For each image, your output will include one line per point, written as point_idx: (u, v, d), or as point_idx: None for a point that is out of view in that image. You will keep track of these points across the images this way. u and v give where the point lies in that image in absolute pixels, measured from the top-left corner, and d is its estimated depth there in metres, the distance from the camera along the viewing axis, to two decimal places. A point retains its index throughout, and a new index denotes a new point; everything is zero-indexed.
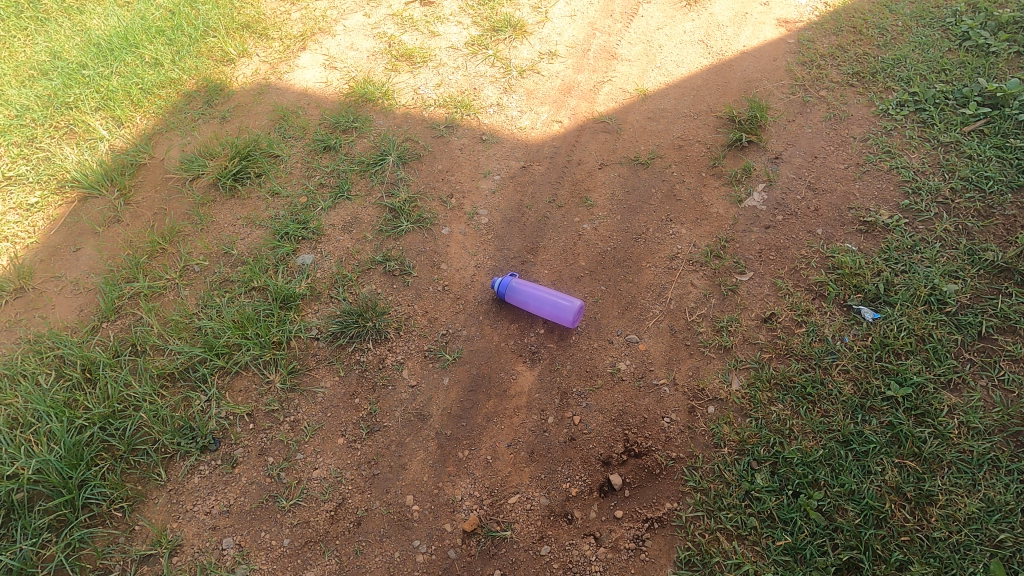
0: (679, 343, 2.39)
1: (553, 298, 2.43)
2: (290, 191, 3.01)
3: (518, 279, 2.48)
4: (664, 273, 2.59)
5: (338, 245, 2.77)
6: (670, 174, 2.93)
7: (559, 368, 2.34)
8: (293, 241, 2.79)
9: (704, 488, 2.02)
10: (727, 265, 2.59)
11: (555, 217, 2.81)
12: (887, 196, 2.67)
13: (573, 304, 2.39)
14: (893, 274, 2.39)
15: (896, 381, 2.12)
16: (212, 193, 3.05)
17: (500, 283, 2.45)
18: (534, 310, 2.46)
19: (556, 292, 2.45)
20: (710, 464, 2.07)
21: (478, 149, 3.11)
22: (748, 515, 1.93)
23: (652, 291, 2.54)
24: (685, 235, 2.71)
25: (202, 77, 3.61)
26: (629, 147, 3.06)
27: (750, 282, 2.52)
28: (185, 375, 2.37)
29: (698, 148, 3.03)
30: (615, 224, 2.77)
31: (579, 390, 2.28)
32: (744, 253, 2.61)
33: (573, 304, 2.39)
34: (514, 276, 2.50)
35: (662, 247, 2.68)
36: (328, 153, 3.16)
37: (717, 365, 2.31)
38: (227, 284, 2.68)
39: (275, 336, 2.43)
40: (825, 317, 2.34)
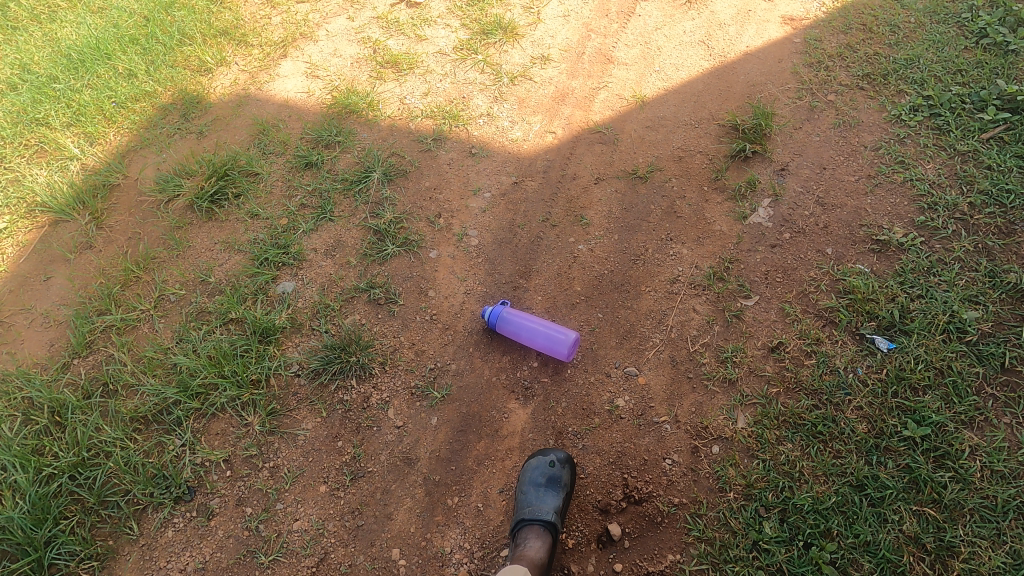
0: (681, 376, 2.26)
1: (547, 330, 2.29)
2: (270, 213, 2.86)
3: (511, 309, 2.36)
4: (663, 299, 2.45)
5: (320, 271, 2.63)
6: (670, 189, 2.77)
7: (553, 405, 2.21)
8: (272, 268, 2.65)
9: (709, 538, 1.90)
10: (731, 289, 2.45)
11: (549, 238, 2.66)
12: (901, 211, 2.50)
13: (570, 335, 2.25)
14: (908, 298, 2.23)
15: (914, 420, 1.98)
16: (188, 216, 2.90)
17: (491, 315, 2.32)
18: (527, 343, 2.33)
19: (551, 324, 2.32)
20: (715, 511, 1.95)
21: (467, 163, 2.95)
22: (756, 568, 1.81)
23: (653, 318, 2.40)
24: (686, 256, 2.56)
25: (177, 89, 3.44)
26: (627, 159, 2.90)
27: (756, 308, 2.39)
28: (159, 417, 2.25)
29: (700, 159, 2.87)
30: (613, 244, 2.62)
31: (575, 429, 2.15)
32: (749, 276, 2.47)
33: (569, 336, 2.25)
34: (507, 307, 2.37)
35: (662, 269, 2.53)
36: (310, 170, 3.00)
37: (721, 401, 2.18)
38: (204, 315, 2.54)
39: (253, 374, 2.29)
40: (836, 347, 2.20)
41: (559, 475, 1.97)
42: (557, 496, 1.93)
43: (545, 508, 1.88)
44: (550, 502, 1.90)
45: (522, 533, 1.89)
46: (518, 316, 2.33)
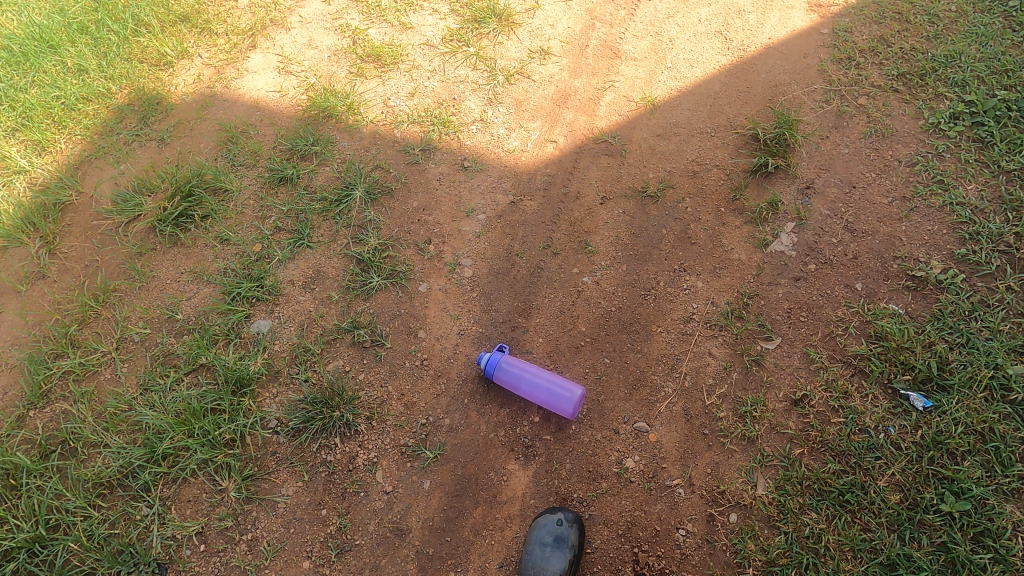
0: (695, 432, 2.07)
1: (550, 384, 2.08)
2: (241, 237, 2.58)
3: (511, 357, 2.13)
4: (676, 341, 2.23)
5: (299, 307, 2.39)
6: (683, 210, 2.51)
7: (557, 467, 2.02)
8: (245, 304, 2.40)
9: None
10: (750, 330, 2.23)
11: (551, 268, 2.42)
12: (939, 241, 2.27)
13: (576, 392, 2.04)
14: (947, 348, 2.03)
15: (952, 491, 1.81)
16: (151, 240, 2.62)
17: (489, 365, 2.10)
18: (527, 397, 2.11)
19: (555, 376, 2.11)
20: None
21: (459, 179, 2.67)
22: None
23: (664, 364, 2.19)
24: (702, 290, 2.33)
25: (134, 87, 3.08)
26: (635, 175, 2.62)
27: (778, 352, 2.18)
28: (125, 482, 2.05)
29: (716, 175, 2.59)
30: (621, 276, 2.38)
31: (581, 495, 1.97)
32: (770, 314, 2.25)
33: (575, 393, 2.04)
34: (506, 354, 2.15)
35: (675, 306, 2.30)
36: (285, 186, 2.70)
37: (739, 462, 2.01)
38: (171, 360, 2.31)
39: (226, 433, 2.09)
40: (867, 402, 2.01)
41: (568, 534, 1.84)
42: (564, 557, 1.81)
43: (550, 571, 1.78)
44: (556, 564, 1.79)
45: None
46: (519, 366, 2.12)
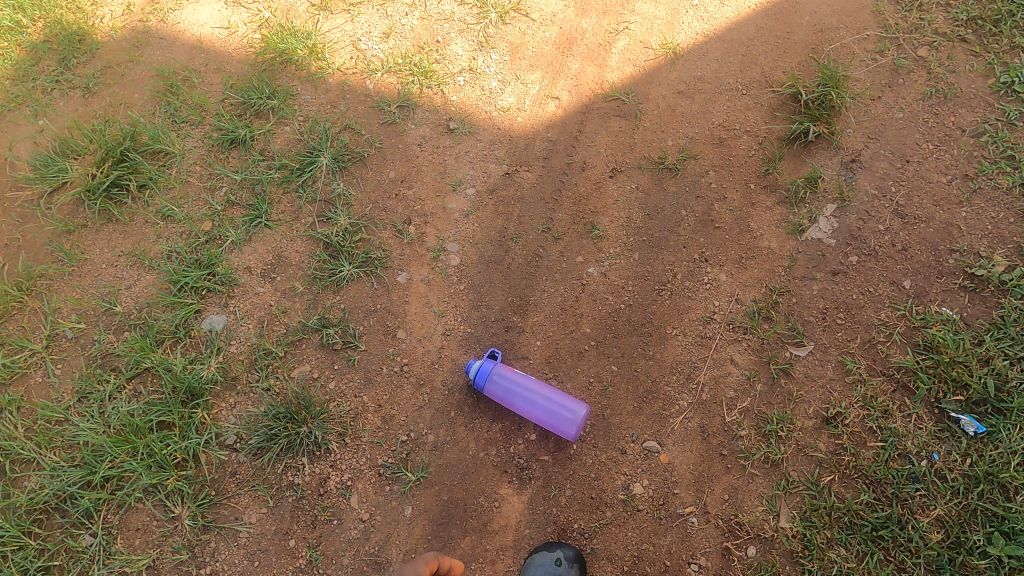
0: (712, 452, 1.83)
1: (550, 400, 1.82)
2: (187, 213, 2.19)
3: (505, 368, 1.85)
4: (694, 346, 1.94)
5: (257, 300, 2.05)
6: (706, 187, 2.15)
7: (556, 493, 1.79)
8: (194, 295, 2.06)
9: None
10: (779, 333, 1.94)
11: (550, 256, 2.08)
12: (1004, 232, 1.95)
13: (580, 410, 1.79)
14: (1007, 363, 1.76)
15: (1001, 531, 1.61)
16: (79, 214, 2.21)
17: (480, 376, 1.81)
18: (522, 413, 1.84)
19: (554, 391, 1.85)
20: None
21: (443, 144, 2.26)
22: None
23: (680, 373, 1.91)
24: (724, 285, 2.01)
25: (49, 19, 2.54)
26: (652, 141, 2.22)
27: (809, 361, 1.90)
28: (63, 507, 1.80)
29: (747, 143, 2.20)
30: (631, 267, 2.05)
31: (582, 526, 1.76)
32: (803, 316, 1.96)
33: (579, 412, 1.78)
34: (499, 364, 1.86)
35: (693, 304, 2.00)
36: (237, 149, 2.28)
37: (760, 488, 1.78)
38: (110, 362, 1.99)
39: (177, 452, 1.82)
40: (909, 424, 1.76)
41: None
42: None
43: None
44: None
45: None
46: (514, 379, 1.84)
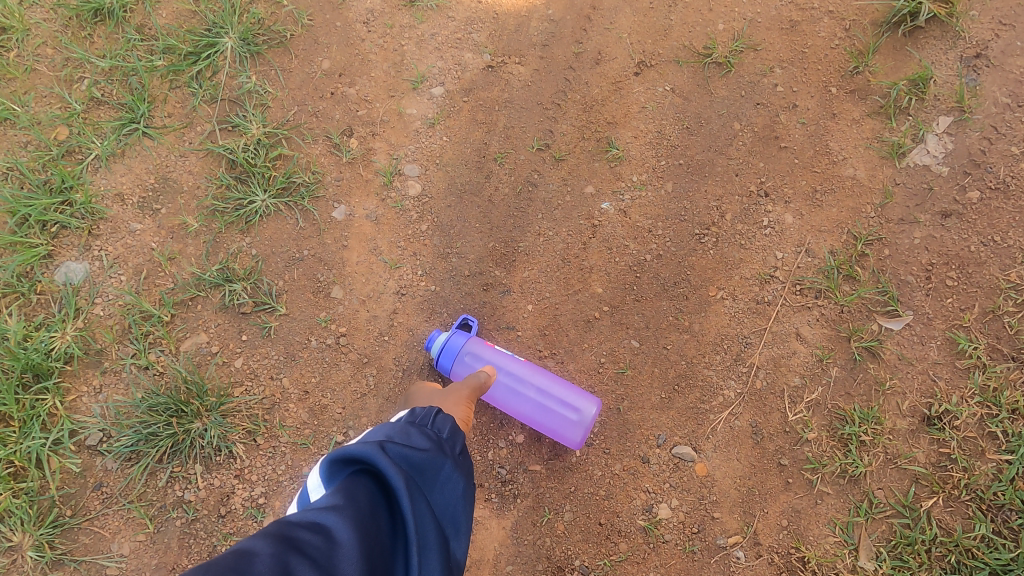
0: (768, 463, 1.32)
1: (546, 392, 1.30)
2: (32, 114, 1.53)
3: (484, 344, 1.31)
4: (746, 315, 1.40)
5: (133, 242, 1.44)
6: (770, 90, 1.52)
7: (550, 518, 1.30)
8: (43, 233, 1.44)
9: None
10: (865, 298, 1.40)
11: (549, 187, 1.48)
12: None
13: (588, 408, 1.27)
14: None
15: None
16: None
17: (447, 357, 1.26)
18: (505, 409, 1.32)
19: (552, 379, 1.33)
20: None
21: (399, 22, 1.58)
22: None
23: (725, 353, 1.38)
24: (791, 231, 1.44)
25: None
26: (696, 24, 1.57)
27: (905, 338, 1.37)
28: None
29: (829, 27, 1.55)
30: (662, 203, 1.47)
31: (586, 563, 1.27)
32: (898, 275, 1.41)
33: (586, 411, 1.26)
34: (475, 339, 1.32)
35: (746, 256, 1.43)
36: (102, 23, 1.58)
37: (832, 512, 1.29)
38: None
39: (13, 459, 1.28)
40: None
41: None
42: None
43: None
44: None
45: None
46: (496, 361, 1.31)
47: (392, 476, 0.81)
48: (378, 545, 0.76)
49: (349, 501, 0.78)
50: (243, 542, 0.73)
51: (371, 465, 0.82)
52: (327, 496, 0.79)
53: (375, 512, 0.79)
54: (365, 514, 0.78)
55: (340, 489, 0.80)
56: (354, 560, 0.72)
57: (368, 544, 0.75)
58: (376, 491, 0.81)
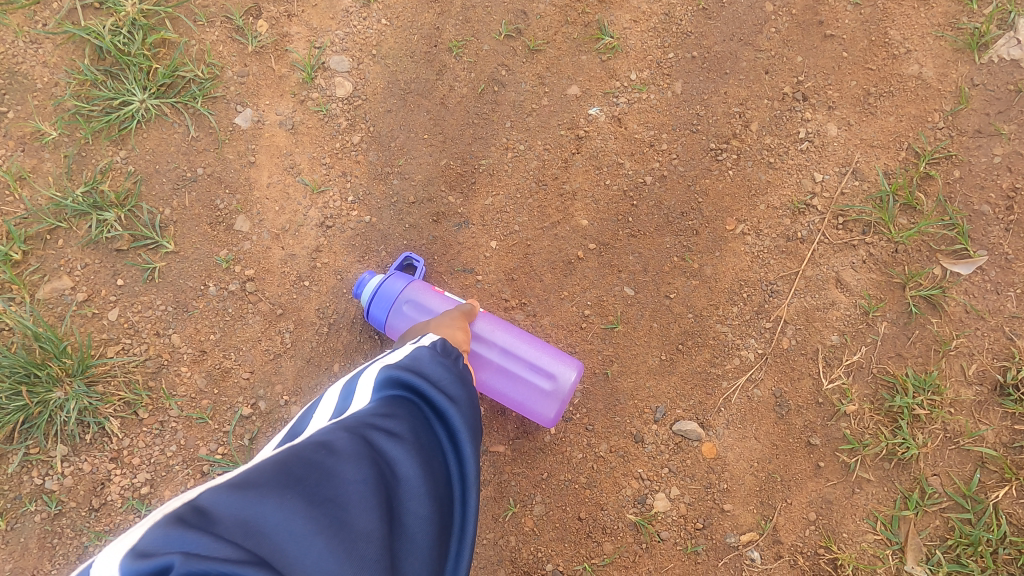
0: (794, 441, 1.03)
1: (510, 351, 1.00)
2: None
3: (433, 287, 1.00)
4: (772, 256, 1.08)
5: None
6: None
7: (516, 512, 1.02)
8: None
9: None
10: (927, 233, 1.08)
11: (520, 87, 1.13)
12: None
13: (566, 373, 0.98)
14: None
15: None
16: None
17: (381, 308, 0.96)
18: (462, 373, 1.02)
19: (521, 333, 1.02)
20: None
21: None
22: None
23: (744, 304, 1.07)
24: (834, 146, 1.11)
25: None
26: None
27: (976, 284, 1.06)
28: None
29: None
30: (667, 109, 1.12)
31: (560, 567, 1.01)
32: (971, 202, 1.08)
33: (564, 379, 0.97)
34: (417, 284, 0.99)
35: (775, 179, 1.10)
36: None
37: (872, 504, 1.02)
38: None
39: None
40: None
41: None
42: None
43: None
44: None
45: None
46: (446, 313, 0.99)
47: (455, 415, 0.70)
48: (443, 482, 0.66)
49: (412, 429, 0.67)
50: (298, 463, 0.61)
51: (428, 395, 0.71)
52: (383, 417, 0.67)
53: (436, 446, 0.68)
54: (428, 445, 0.67)
55: (398, 412, 0.68)
56: (423, 498, 0.62)
57: (434, 481, 0.65)
58: (436, 422, 0.70)
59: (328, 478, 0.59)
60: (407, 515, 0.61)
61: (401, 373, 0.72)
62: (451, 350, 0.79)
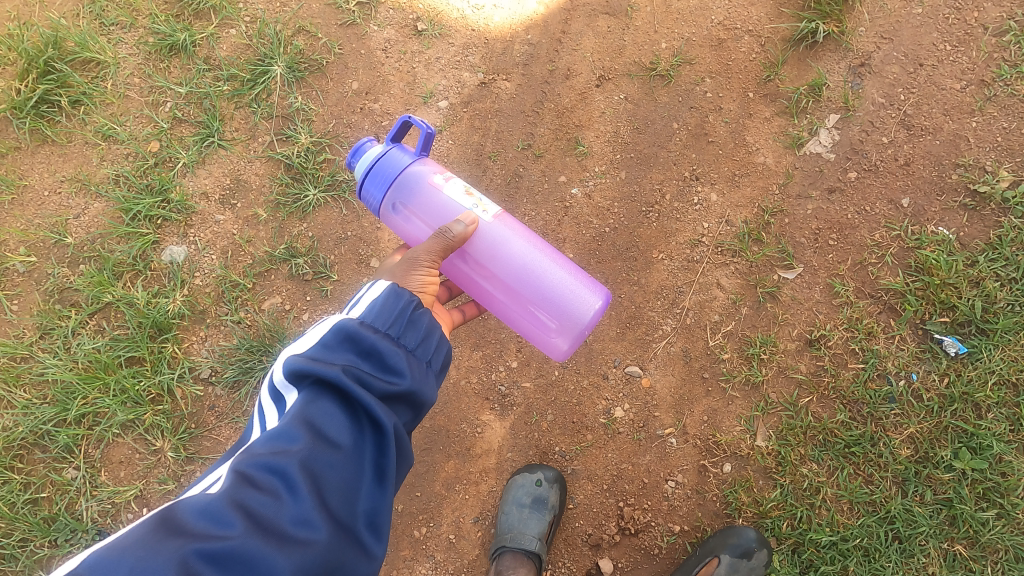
0: (694, 375, 1.82)
1: (535, 294, 1.37)
2: (131, 131, 1.97)
3: (415, 173, 1.33)
4: (680, 271, 1.88)
5: (217, 229, 1.92)
6: (702, 95, 1.96)
7: (537, 419, 1.81)
8: (151, 224, 1.92)
9: (710, 562, 1.68)
10: (769, 255, 1.87)
11: (532, 177, 1.95)
12: (1013, 144, 1.81)
13: (576, 313, 1.34)
14: (999, 283, 1.72)
15: (969, 447, 1.66)
16: (9, 134, 1.98)
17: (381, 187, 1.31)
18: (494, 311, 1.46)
19: (545, 277, 1.38)
20: (717, 532, 1.71)
21: (412, 50, 2.01)
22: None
23: (664, 298, 1.86)
24: (715, 205, 1.90)
25: None
26: (644, 43, 1.99)
27: (797, 283, 1.85)
28: (41, 444, 1.79)
29: (747, 45, 1.98)
30: (618, 187, 1.93)
31: (563, 449, 1.79)
32: (794, 236, 1.87)
33: (571, 319, 1.35)
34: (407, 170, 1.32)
35: (681, 226, 1.90)
36: (179, 58, 2.01)
37: (739, 408, 1.80)
38: (69, 295, 1.89)
39: (151, 388, 1.79)
40: (891, 345, 1.76)
41: (547, 496, 1.71)
42: (543, 519, 1.69)
43: (530, 536, 1.66)
44: (535, 527, 1.68)
45: (501, 560, 1.67)
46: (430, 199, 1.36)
47: (369, 408, 1.02)
48: (333, 484, 1.00)
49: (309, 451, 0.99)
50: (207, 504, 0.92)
51: (330, 411, 1.02)
52: (290, 445, 0.98)
53: (330, 460, 1.00)
54: (322, 462, 0.99)
55: (301, 438, 0.99)
56: (308, 511, 0.95)
57: (323, 490, 0.98)
58: (343, 422, 1.03)
59: (229, 510, 0.92)
60: (296, 519, 0.94)
61: (317, 385, 1.01)
62: (358, 341, 1.07)
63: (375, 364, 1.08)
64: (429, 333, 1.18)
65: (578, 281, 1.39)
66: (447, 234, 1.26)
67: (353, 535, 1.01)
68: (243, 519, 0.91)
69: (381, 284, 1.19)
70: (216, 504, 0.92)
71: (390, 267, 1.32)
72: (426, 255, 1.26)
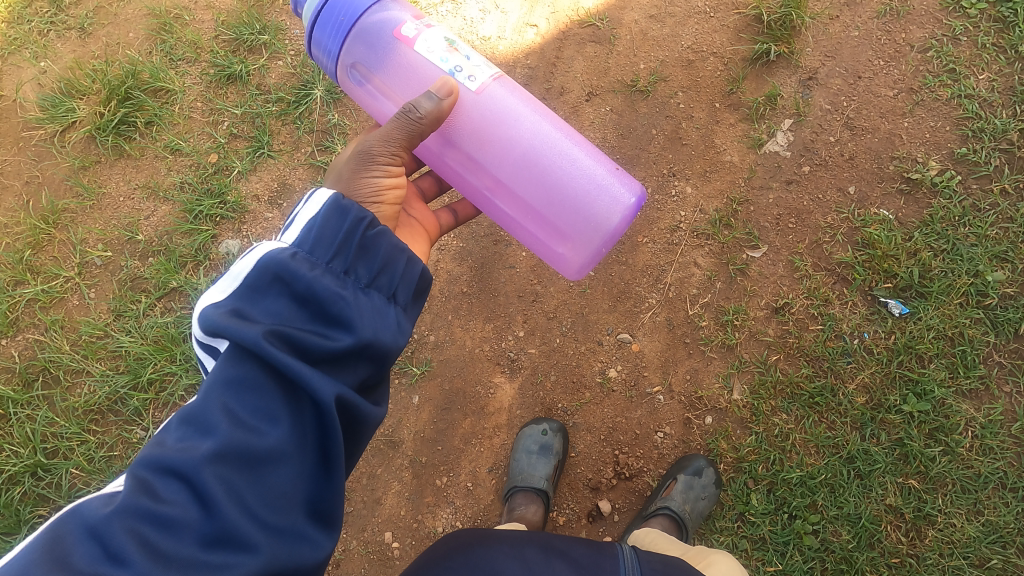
0: (677, 341, 2.10)
1: (551, 179, 1.38)
2: (193, 146, 2.34)
3: (374, 20, 1.32)
4: (662, 252, 2.18)
5: (266, 225, 2.25)
6: (676, 107, 2.31)
7: (542, 379, 2.09)
8: (209, 222, 2.25)
9: (691, 481, 1.92)
10: (738, 238, 2.16)
11: None
12: (940, 140, 2.14)
13: (597, 204, 1.38)
14: (932, 255, 2.04)
15: (915, 393, 1.95)
16: (92, 151, 2.35)
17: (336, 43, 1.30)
18: (507, 196, 1.42)
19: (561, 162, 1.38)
20: (694, 458, 1.97)
21: None
22: (671, 500, 1.91)
23: (650, 276, 2.16)
24: (691, 197, 2.22)
25: None
26: (625, 65, 2.36)
27: (763, 260, 2.14)
28: (115, 408, 2.09)
29: (713, 64, 2.34)
30: None
31: (565, 405, 2.07)
32: (759, 220, 2.17)
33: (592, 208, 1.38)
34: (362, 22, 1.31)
35: (662, 215, 2.22)
36: (234, 85, 2.38)
37: (717, 368, 2.06)
38: (139, 282, 2.21)
39: None
40: (845, 310, 2.05)
41: (552, 443, 1.98)
42: (549, 463, 1.96)
43: (538, 477, 1.93)
44: (542, 470, 1.94)
45: (514, 498, 1.94)
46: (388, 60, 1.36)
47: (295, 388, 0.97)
48: (267, 469, 0.96)
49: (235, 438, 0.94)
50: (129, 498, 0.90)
51: (257, 386, 0.97)
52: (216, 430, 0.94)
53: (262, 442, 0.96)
54: (251, 449, 0.95)
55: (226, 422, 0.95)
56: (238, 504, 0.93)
57: (255, 480, 0.95)
58: (275, 402, 0.98)
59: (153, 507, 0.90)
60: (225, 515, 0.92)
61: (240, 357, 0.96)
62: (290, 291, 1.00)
63: (312, 313, 1.02)
64: (382, 273, 1.10)
65: (596, 177, 1.40)
66: (398, 121, 1.25)
67: (295, 528, 0.98)
68: (167, 519, 0.89)
69: (324, 210, 1.09)
70: (139, 501, 0.90)
71: (343, 161, 1.34)
72: (381, 146, 1.27)
